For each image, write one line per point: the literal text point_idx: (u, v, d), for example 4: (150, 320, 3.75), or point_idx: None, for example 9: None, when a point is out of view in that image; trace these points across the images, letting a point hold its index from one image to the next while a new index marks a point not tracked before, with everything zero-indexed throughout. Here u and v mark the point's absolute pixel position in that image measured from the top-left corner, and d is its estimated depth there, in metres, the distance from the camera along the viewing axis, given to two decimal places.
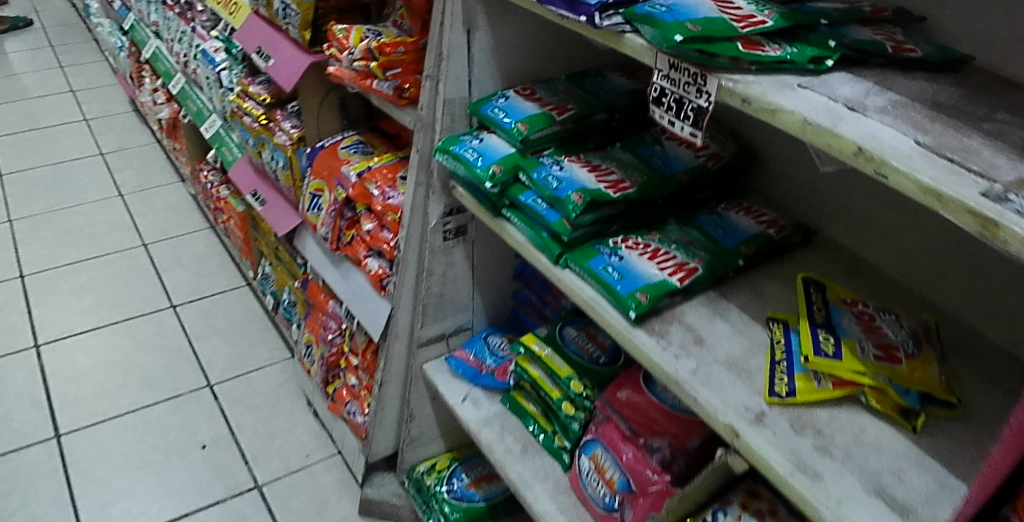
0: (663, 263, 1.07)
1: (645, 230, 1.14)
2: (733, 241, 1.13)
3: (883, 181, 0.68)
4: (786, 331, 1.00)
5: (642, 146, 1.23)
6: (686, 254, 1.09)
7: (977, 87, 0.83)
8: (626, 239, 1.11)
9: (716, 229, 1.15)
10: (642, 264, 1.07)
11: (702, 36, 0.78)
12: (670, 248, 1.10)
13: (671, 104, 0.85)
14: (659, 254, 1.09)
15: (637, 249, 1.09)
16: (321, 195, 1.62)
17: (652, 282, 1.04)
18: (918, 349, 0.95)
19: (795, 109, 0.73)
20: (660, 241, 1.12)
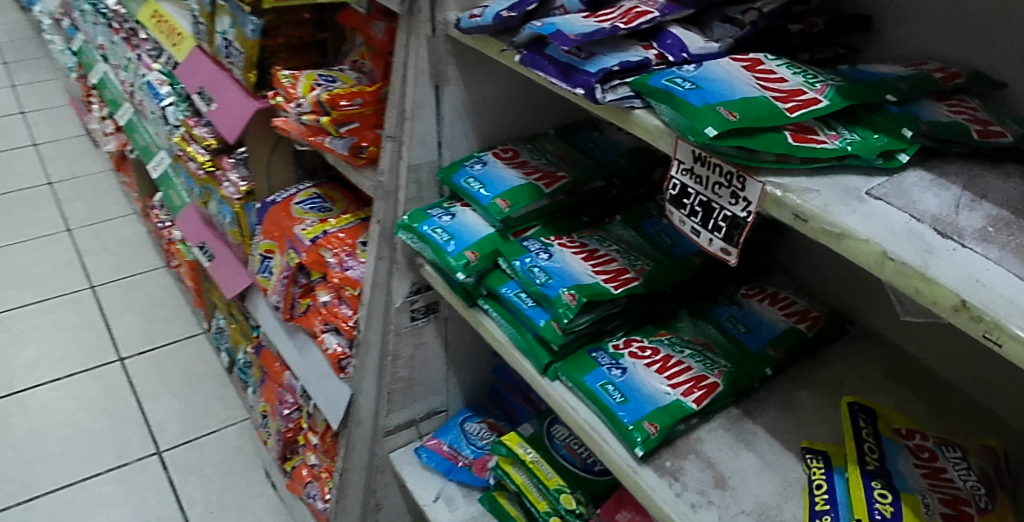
0: (674, 376, 0.87)
1: (653, 330, 0.94)
2: (759, 343, 0.93)
3: (993, 348, 0.51)
4: (828, 472, 0.78)
5: (648, 222, 1.03)
6: (703, 363, 0.89)
7: None
8: (629, 344, 0.91)
9: (736, 324, 0.95)
10: (649, 377, 0.87)
11: (741, 127, 0.58)
12: (683, 354, 0.90)
13: (695, 207, 0.65)
14: (669, 363, 0.89)
15: (642, 357, 0.89)
16: (270, 257, 1.42)
17: (663, 404, 0.84)
18: (992, 499, 0.73)
19: (869, 237, 0.54)
20: (669, 344, 0.92)
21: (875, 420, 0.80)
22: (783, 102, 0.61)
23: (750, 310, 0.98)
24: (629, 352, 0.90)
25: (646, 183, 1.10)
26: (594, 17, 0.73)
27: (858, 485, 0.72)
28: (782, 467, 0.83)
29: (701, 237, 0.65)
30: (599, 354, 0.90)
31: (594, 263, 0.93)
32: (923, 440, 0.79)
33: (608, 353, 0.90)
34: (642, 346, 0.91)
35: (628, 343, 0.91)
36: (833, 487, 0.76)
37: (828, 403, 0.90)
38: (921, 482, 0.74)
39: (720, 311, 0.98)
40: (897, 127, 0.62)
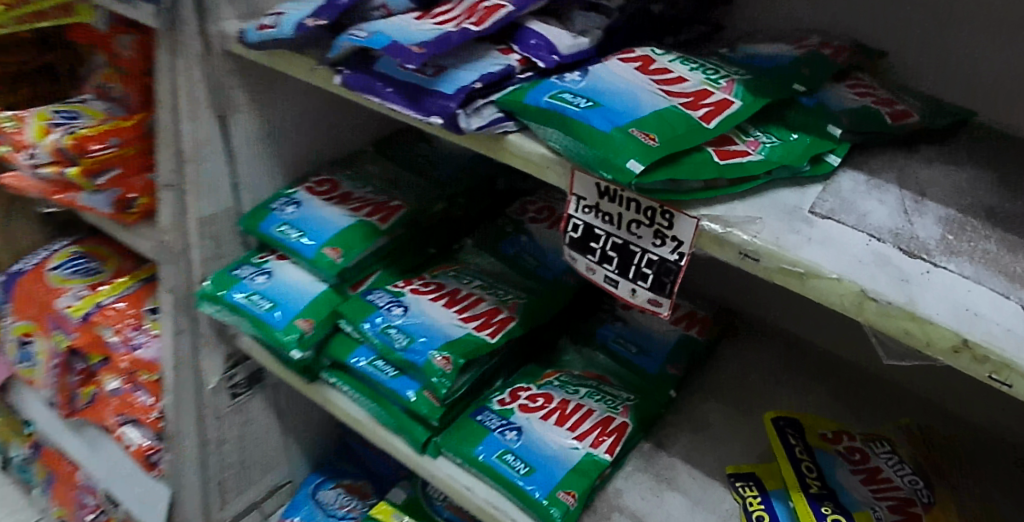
0: (577, 425, 0.74)
1: (537, 373, 0.81)
2: (656, 364, 0.83)
3: (1001, 388, 0.42)
4: (765, 497, 0.71)
5: (506, 242, 0.89)
6: (604, 403, 0.78)
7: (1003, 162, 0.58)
8: (516, 397, 0.77)
9: (625, 347, 0.85)
10: (549, 433, 0.73)
11: (667, 153, 0.45)
12: (579, 396, 0.78)
13: (608, 252, 0.51)
14: (567, 410, 0.76)
15: (535, 409, 0.76)
16: (31, 342, 1.11)
17: (574, 464, 0.71)
18: (932, 491, 0.68)
19: (840, 273, 0.44)
20: (561, 386, 0.79)
21: (803, 431, 0.73)
22: (693, 110, 0.49)
23: (637, 327, 0.87)
24: (518, 406, 0.76)
25: (490, 194, 0.94)
26: (429, 17, 0.56)
27: (807, 515, 0.65)
28: (711, 503, 0.74)
29: (620, 287, 0.52)
30: (484, 415, 0.75)
31: (459, 310, 0.77)
32: (851, 441, 0.73)
33: (495, 412, 0.75)
34: (531, 394, 0.78)
35: (514, 395, 0.77)
36: (775, 516, 0.69)
37: (737, 415, 0.83)
38: (865, 494, 0.68)
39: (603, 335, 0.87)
40: (819, 124, 0.53)
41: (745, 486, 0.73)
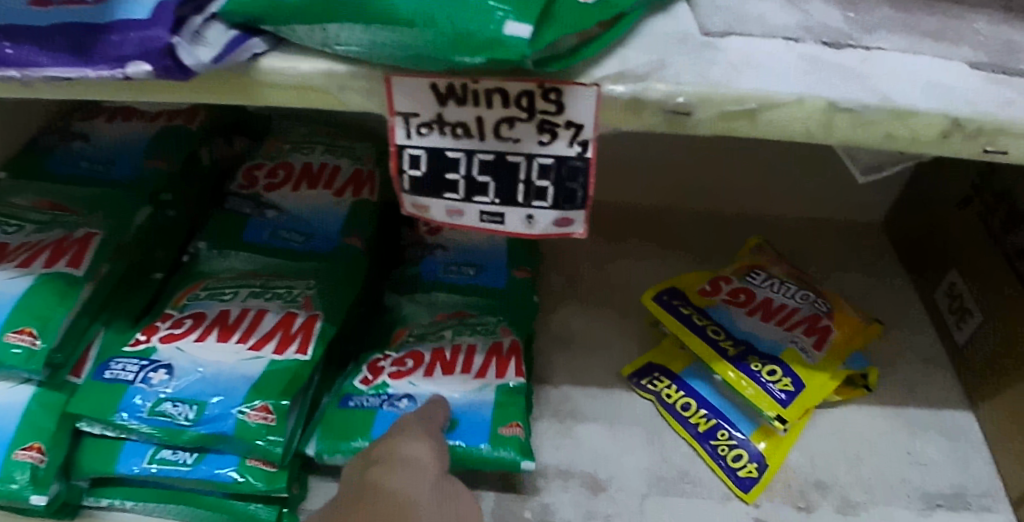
0: (469, 362, 0.56)
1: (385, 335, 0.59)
2: (502, 278, 0.62)
3: (994, 159, 0.35)
4: (677, 379, 0.63)
5: (247, 229, 0.61)
6: (483, 330, 0.58)
7: None
8: (377, 367, 0.56)
9: (463, 269, 0.63)
10: (446, 383, 0.54)
11: (540, 4, 0.30)
12: (449, 335, 0.58)
13: (477, 179, 0.35)
14: (446, 351, 0.56)
15: (412, 369, 0.55)
16: None
17: (494, 402, 0.53)
18: (823, 296, 0.67)
19: (799, 93, 0.33)
20: (419, 337, 0.58)
21: (684, 295, 0.66)
22: None
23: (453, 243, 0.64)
24: (389, 374, 0.55)
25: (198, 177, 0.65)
26: None
27: (742, 382, 0.60)
28: (629, 415, 0.62)
29: (507, 220, 0.36)
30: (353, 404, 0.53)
31: (241, 337, 0.53)
32: (731, 284, 0.68)
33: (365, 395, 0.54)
34: (391, 357, 0.57)
35: (376, 366, 0.56)
36: (700, 396, 0.62)
37: (596, 309, 0.70)
38: (776, 331, 0.64)
39: (430, 264, 0.63)
40: None
41: (652, 380, 0.63)
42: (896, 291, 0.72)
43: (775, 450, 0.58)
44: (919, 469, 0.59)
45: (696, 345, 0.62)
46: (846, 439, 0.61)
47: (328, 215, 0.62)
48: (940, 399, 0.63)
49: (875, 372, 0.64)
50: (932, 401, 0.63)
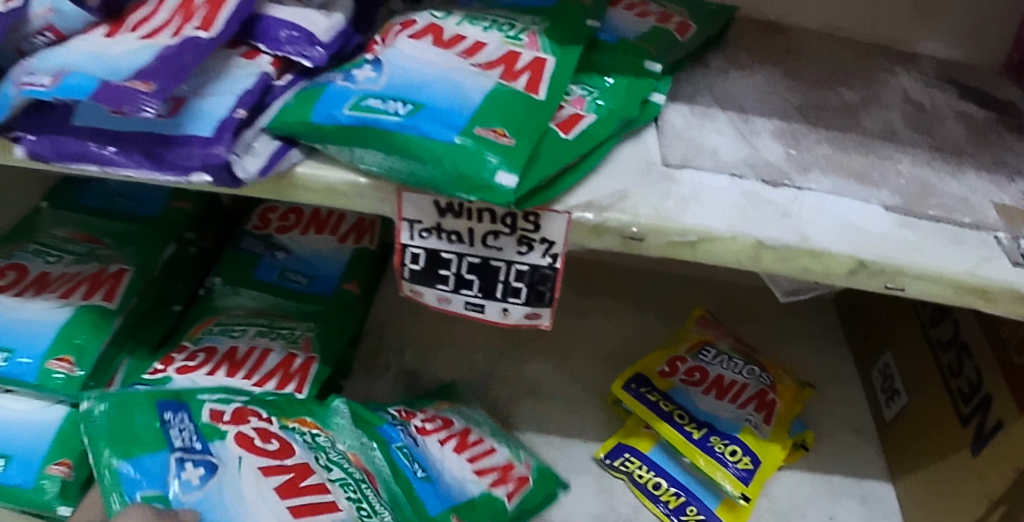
0: (304, 504, 0.49)
1: (297, 411, 0.56)
2: (436, 506, 0.57)
3: (893, 294, 0.43)
4: (644, 458, 0.70)
5: (258, 268, 0.68)
6: (365, 511, 0.51)
7: (764, 51, 0.58)
8: (240, 427, 0.53)
9: (413, 464, 0.59)
10: (247, 492, 0.49)
11: (527, 150, 0.36)
12: (342, 476, 0.53)
13: (465, 275, 0.42)
14: (304, 482, 0.50)
15: (252, 457, 0.51)
16: None
17: None
18: (767, 369, 0.74)
19: (733, 230, 0.40)
20: (313, 451, 0.54)
21: (647, 380, 0.72)
22: (516, 82, 0.41)
23: (427, 447, 0.61)
24: (236, 434, 0.52)
25: (216, 216, 0.72)
26: (128, 29, 0.40)
27: (713, 466, 0.65)
28: (584, 465, 0.70)
29: (487, 310, 0.43)
30: (172, 419, 0.52)
31: (246, 374, 0.59)
32: (686, 363, 0.74)
33: (199, 439, 0.51)
34: (269, 437, 0.53)
35: (238, 427, 0.53)
36: (669, 475, 0.69)
37: (564, 362, 0.78)
38: (732, 409, 0.70)
39: (386, 427, 0.60)
40: (636, 61, 0.47)
41: (624, 461, 0.70)
42: (836, 367, 0.81)
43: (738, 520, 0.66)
44: None
45: (667, 432, 0.67)
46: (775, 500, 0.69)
47: (331, 260, 0.69)
48: (859, 469, 0.72)
49: (810, 435, 0.73)
50: (853, 471, 0.72)
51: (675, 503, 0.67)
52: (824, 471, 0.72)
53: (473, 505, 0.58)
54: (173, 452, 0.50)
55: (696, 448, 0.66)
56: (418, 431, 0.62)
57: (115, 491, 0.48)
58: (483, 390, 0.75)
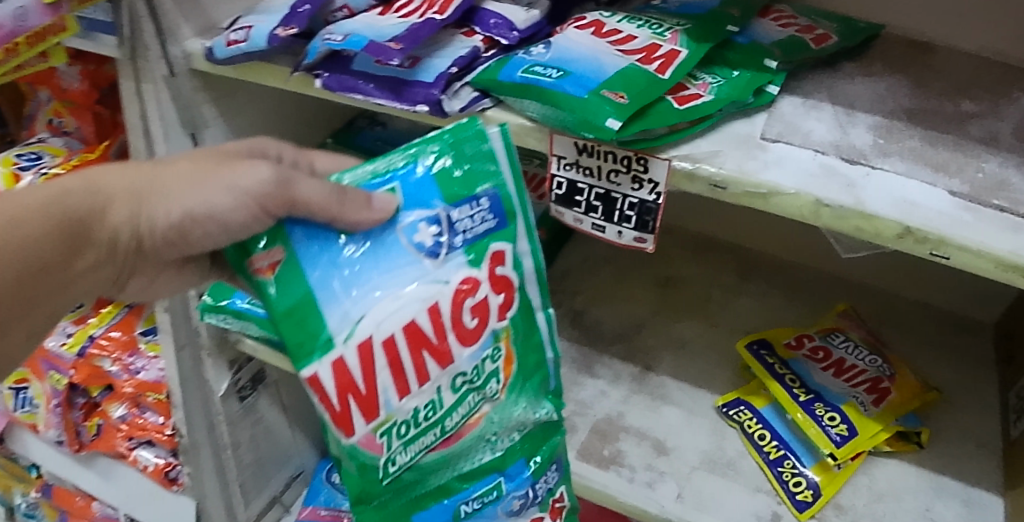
0: (409, 363, 0.55)
1: (519, 358, 0.60)
2: None
3: (940, 262, 0.51)
4: (755, 412, 0.81)
5: None
6: (407, 423, 0.57)
7: (906, 65, 0.67)
8: (489, 288, 0.56)
9: (481, 501, 0.63)
10: (417, 294, 0.53)
11: (638, 109, 0.51)
12: (447, 405, 0.58)
13: (593, 202, 0.58)
14: (431, 367, 0.55)
15: (455, 296, 0.54)
16: (28, 388, 1.08)
17: (348, 303, 0.52)
18: (889, 363, 0.81)
19: (797, 188, 0.51)
20: (477, 368, 0.57)
21: (772, 346, 0.83)
22: (649, 64, 0.55)
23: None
24: (474, 276, 0.55)
25: None
26: (393, 10, 0.61)
27: (807, 423, 0.75)
28: (704, 410, 0.84)
29: (608, 231, 0.58)
30: (487, 206, 0.55)
31: None
32: (812, 341, 0.84)
33: (468, 239, 0.54)
34: (481, 322, 0.56)
35: (489, 283, 0.56)
36: (776, 432, 0.79)
37: (709, 329, 0.92)
38: (842, 386, 0.78)
39: (517, 463, 0.63)
40: (757, 59, 0.60)
41: (738, 411, 0.82)
42: (976, 384, 0.85)
43: (829, 483, 0.75)
44: None
45: (776, 389, 0.78)
46: (874, 480, 0.77)
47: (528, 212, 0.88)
48: (969, 473, 0.77)
49: (927, 433, 0.79)
50: (962, 476, 0.77)
51: (776, 456, 0.78)
52: (933, 468, 0.78)
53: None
54: (452, 208, 0.54)
55: (797, 406, 0.77)
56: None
57: (407, 162, 0.54)
58: (636, 340, 0.90)
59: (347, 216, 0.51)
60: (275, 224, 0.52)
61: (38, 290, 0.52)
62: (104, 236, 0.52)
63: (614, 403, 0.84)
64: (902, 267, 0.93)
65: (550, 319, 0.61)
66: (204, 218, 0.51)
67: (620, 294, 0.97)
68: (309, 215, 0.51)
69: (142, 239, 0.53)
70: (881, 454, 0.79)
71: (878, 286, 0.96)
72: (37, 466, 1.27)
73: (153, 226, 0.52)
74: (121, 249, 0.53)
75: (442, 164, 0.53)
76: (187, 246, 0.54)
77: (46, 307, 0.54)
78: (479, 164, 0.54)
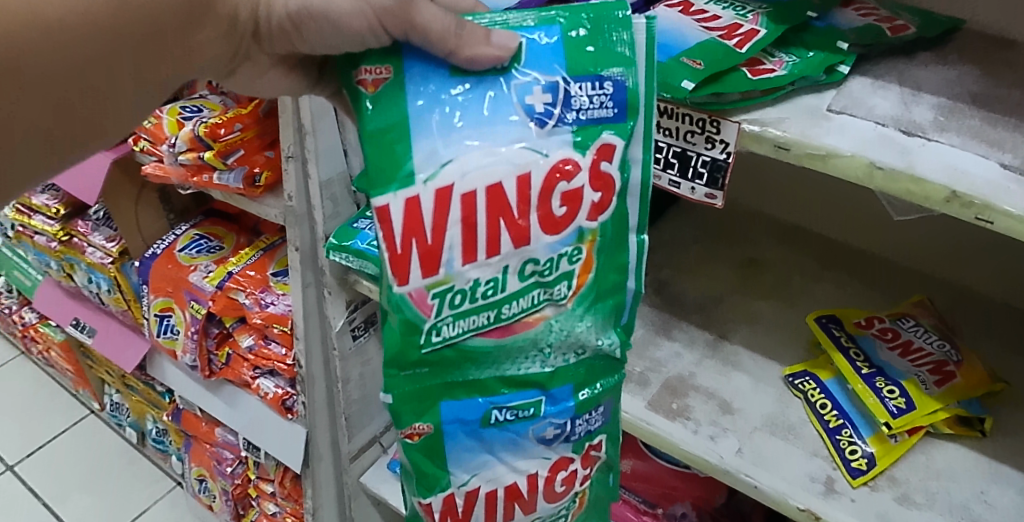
0: (483, 227, 0.54)
1: (598, 268, 0.59)
2: (468, 434, 0.62)
3: (985, 227, 0.55)
4: (820, 383, 0.84)
5: None
6: (463, 293, 0.56)
7: (991, 57, 0.69)
8: (587, 180, 0.56)
9: (516, 413, 0.62)
10: (513, 156, 0.53)
11: (712, 74, 0.61)
12: (509, 290, 0.57)
13: (670, 159, 0.67)
14: (504, 240, 0.55)
15: (549, 173, 0.54)
16: (170, 315, 1.20)
17: (444, 147, 0.53)
18: (957, 350, 0.83)
19: (854, 151, 0.57)
20: (551, 261, 0.57)
21: (842, 323, 0.88)
22: (728, 39, 0.63)
23: (537, 456, 0.65)
24: (570, 159, 0.55)
25: None
26: None
27: (867, 392, 0.79)
28: (772, 379, 0.87)
29: (682, 188, 0.67)
30: (610, 92, 0.56)
31: None
32: (882, 322, 0.87)
33: (581, 120, 0.55)
34: (570, 212, 0.56)
35: (589, 175, 0.56)
36: (838, 403, 0.82)
37: (785, 308, 0.95)
38: (906, 364, 0.81)
39: (564, 388, 0.62)
40: (830, 41, 0.66)
41: (803, 381, 0.85)
42: None
43: (885, 453, 0.77)
44: (984, 508, 0.72)
45: (839, 360, 0.83)
46: (931, 459, 0.77)
47: None
48: None
49: (991, 421, 0.79)
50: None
51: (835, 424, 0.80)
52: (995, 456, 0.77)
53: (446, 452, 0.63)
54: (572, 81, 0.55)
55: (858, 377, 0.81)
56: (552, 461, 0.66)
57: (539, 26, 0.56)
58: (713, 312, 0.96)
59: (463, 49, 0.53)
60: (391, 45, 0.55)
61: (163, 67, 0.58)
62: (225, 12, 0.58)
63: (688, 364, 0.89)
64: (989, 267, 0.92)
65: (641, 245, 0.61)
66: (320, 13, 0.57)
67: (703, 271, 1.02)
68: (427, 45, 0.54)
69: (259, 23, 0.60)
70: (943, 437, 0.79)
71: (966, 287, 0.95)
72: (172, 391, 1.45)
73: (271, 12, 0.58)
74: (239, 27, 0.59)
75: (577, 36, 0.56)
76: (298, 39, 0.59)
77: (163, 68, 0.58)
78: (616, 48, 0.56)
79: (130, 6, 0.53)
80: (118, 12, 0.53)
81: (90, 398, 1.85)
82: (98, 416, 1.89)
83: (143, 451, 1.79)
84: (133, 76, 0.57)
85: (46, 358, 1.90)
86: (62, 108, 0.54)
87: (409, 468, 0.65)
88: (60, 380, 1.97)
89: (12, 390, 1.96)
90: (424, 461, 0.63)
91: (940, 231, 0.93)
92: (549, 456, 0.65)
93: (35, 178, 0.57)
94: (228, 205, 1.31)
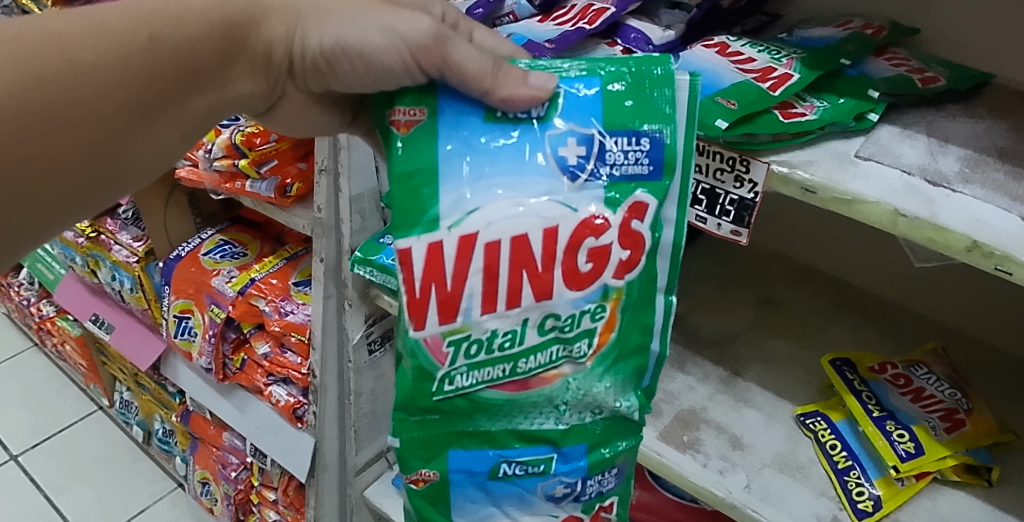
0: (504, 277, 0.55)
1: (622, 328, 0.59)
2: (472, 488, 0.64)
3: (1004, 278, 0.56)
4: (831, 424, 0.85)
5: None
6: (479, 343, 0.57)
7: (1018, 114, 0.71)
8: (616, 237, 0.56)
9: (525, 468, 0.63)
10: (540, 209, 0.55)
11: (746, 115, 0.63)
12: (527, 343, 0.58)
13: (699, 196, 0.69)
14: (526, 293, 0.56)
15: (578, 227, 0.55)
16: (190, 317, 1.21)
17: (468, 198, 0.54)
18: (968, 399, 0.84)
19: (879, 198, 0.59)
20: (572, 317, 0.57)
21: (856, 366, 0.89)
22: (762, 82, 0.66)
23: (544, 513, 0.65)
24: (599, 218, 0.55)
25: None
26: (551, 20, 0.76)
27: (877, 435, 0.80)
28: (784, 417, 0.88)
29: (709, 223, 0.69)
30: (645, 149, 0.56)
31: None
32: (895, 369, 0.88)
33: (614, 175, 0.56)
34: (595, 269, 0.56)
35: (619, 232, 0.56)
36: (847, 444, 0.82)
37: (799, 348, 0.96)
38: (917, 409, 0.82)
39: (577, 447, 0.63)
40: (861, 89, 0.68)
41: (815, 421, 0.85)
42: None
43: (892, 496, 0.77)
44: None
45: (851, 402, 0.84)
46: (937, 505, 0.77)
47: None
48: None
49: (998, 471, 0.79)
50: None
51: (844, 465, 0.80)
52: (1003, 506, 0.77)
53: (449, 500, 0.64)
54: (608, 135, 0.56)
55: (868, 419, 0.82)
56: (560, 519, 0.66)
57: (580, 79, 0.57)
58: (729, 348, 0.97)
59: (501, 89, 0.55)
60: (427, 84, 0.57)
61: (196, 102, 0.60)
62: (260, 47, 0.60)
63: (700, 398, 0.90)
64: (1004, 319, 0.93)
65: (668, 307, 0.61)
66: (353, 50, 0.58)
67: (720, 307, 1.03)
68: (463, 83, 0.56)
69: (293, 60, 0.61)
70: (949, 485, 0.79)
71: (984, 340, 0.95)
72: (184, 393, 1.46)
73: (305, 49, 0.60)
74: (274, 65, 0.61)
75: (616, 90, 0.56)
76: (331, 78, 0.61)
77: (198, 103, 0.60)
78: (656, 104, 0.56)
79: (162, 44, 0.56)
80: (151, 51, 0.55)
81: (99, 394, 1.86)
82: (106, 413, 1.90)
83: (146, 450, 1.80)
84: (170, 113, 0.59)
85: (59, 351, 1.92)
86: (100, 136, 0.56)
87: (412, 511, 0.67)
88: (70, 374, 1.98)
89: (24, 382, 1.98)
90: (426, 507, 0.65)
91: (955, 281, 0.95)
92: (558, 514, 0.66)
93: (73, 212, 0.59)
94: (254, 213, 1.33)
